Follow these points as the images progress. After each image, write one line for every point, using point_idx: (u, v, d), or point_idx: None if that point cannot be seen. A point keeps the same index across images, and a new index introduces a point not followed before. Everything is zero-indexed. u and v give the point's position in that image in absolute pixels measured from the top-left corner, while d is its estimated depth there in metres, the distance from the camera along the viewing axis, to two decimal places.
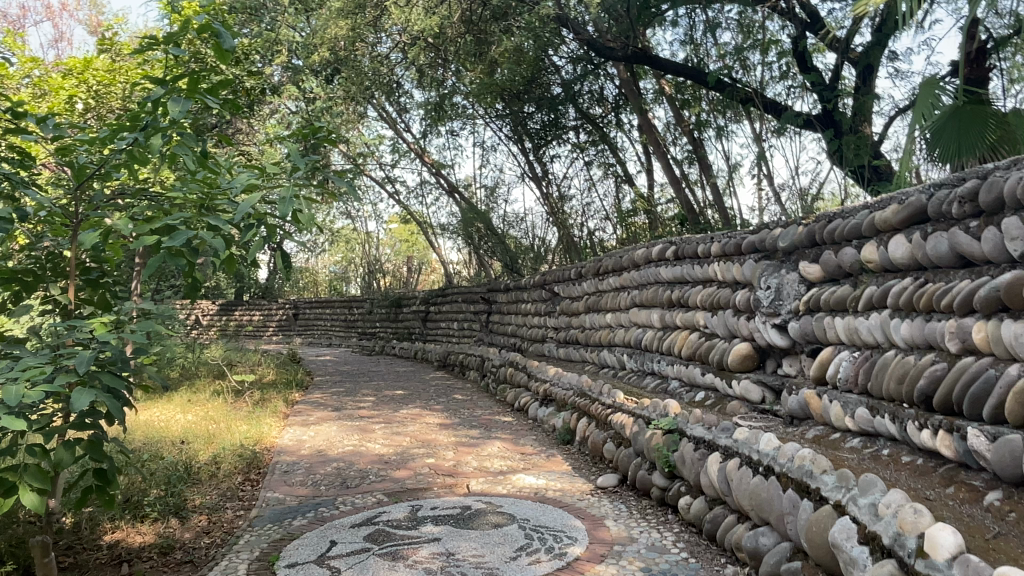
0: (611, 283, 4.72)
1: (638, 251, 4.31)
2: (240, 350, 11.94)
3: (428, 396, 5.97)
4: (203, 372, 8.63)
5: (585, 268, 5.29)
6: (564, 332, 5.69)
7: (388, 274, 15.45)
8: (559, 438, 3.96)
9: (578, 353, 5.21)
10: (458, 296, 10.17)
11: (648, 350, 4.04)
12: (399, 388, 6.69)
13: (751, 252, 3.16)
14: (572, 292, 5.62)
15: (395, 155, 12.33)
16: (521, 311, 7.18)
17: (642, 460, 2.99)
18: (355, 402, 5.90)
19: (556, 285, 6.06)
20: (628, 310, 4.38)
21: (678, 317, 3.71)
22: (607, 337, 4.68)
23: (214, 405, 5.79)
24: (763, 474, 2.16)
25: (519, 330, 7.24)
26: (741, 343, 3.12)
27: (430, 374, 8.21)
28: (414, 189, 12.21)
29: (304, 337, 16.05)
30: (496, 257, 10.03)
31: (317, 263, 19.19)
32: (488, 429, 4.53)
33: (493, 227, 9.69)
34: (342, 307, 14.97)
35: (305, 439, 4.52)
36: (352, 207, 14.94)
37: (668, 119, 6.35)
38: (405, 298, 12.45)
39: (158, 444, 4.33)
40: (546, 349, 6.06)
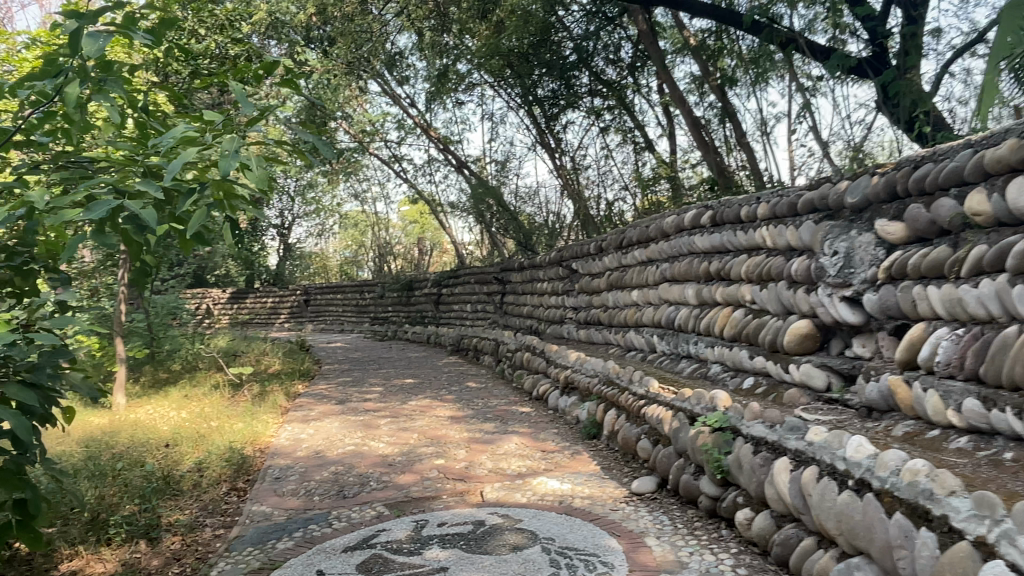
0: (637, 256, 4.22)
1: (667, 219, 3.81)
2: (248, 339, 11.57)
3: (439, 385, 5.53)
4: (208, 363, 8.28)
5: (606, 241, 4.80)
6: (585, 312, 5.22)
7: (399, 257, 15.01)
8: (584, 432, 3.50)
9: (601, 335, 4.74)
10: (470, 277, 9.72)
11: (683, 331, 3.55)
12: (409, 376, 6.26)
13: (809, 213, 2.67)
14: (592, 269, 5.13)
15: (401, 132, 11.84)
16: (538, 291, 6.71)
17: (686, 462, 2.52)
18: (361, 393, 5.48)
19: (574, 261, 5.58)
20: (658, 286, 3.89)
21: (717, 292, 3.23)
22: (633, 318, 4.19)
23: (210, 402, 5.40)
24: (854, 490, 1.70)
25: (536, 312, 6.78)
26: (799, 320, 2.64)
27: (443, 360, 7.78)
28: (422, 166, 11.74)
29: (316, 323, 15.69)
30: (509, 235, 9.53)
31: (328, 247, 18.80)
32: (504, 422, 4.08)
33: (505, 203, 9.20)
34: (353, 292, 14.59)
35: (303, 437, 4.10)
36: (360, 188, 14.50)
37: (693, 76, 5.80)
38: (416, 281, 12.01)
39: (141, 448, 3.93)
40: (565, 332, 5.59)
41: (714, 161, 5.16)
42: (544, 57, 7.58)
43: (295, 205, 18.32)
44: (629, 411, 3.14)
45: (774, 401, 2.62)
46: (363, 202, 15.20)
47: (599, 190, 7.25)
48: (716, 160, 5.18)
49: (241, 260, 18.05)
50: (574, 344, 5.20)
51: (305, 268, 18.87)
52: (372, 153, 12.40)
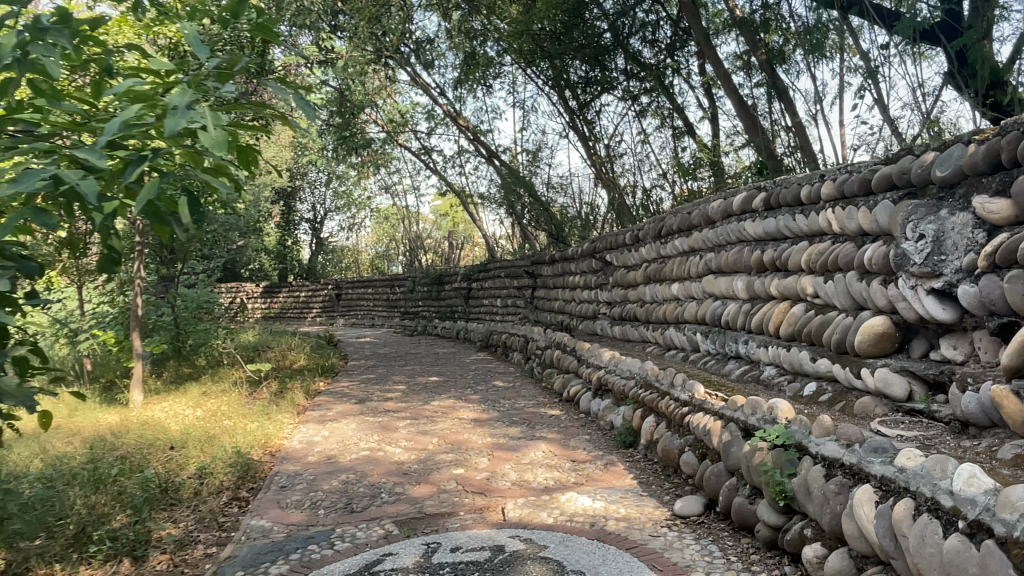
0: (678, 246, 3.85)
1: (713, 204, 3.44)
2: (276, 333, 11.44)
3: (464, 384, 5.23)
4: (234, 358, 8.12)
5: (643, 230, 4.44)
6: (619, 307, 4.86)
7: (430, 251, 14.78)
8: (619, 440, 3.16)
9: (637, 332, 4.38)
10: (501, 270, 9.40)
11: (730, 328, 3.18)
12: (434, 374, 5.97)
13: (885, 192, 2.28)
14: (628, 262, 4.77)
15: (431, 122, 11.59)
16: (570, 284, 6.37)
17: (740, 483, 2.17)
18: (383, 392, 5.20)
19: (609, 253, 5.21)
20: (701, 278, 3.52)
21: (772, 284, 2.85)
22: (674, 314, 3.82)
23: (228, 400, 5.18)
24: (967, 535, 1.33)
25: (567, 306, 6.44)
26: (874, 317, 2.26)
27: (471, 356, 7.49)
28: (452, 158, 11.46)
29: (347, 318, 15.55)
30: (541, 227, 9.19)
31: (360, 242, 18.70)
32: (532, 426, 3.75)
33: (536, 194, 8.86)
34: (383, 286, 14.40)
35: (317, 440, 3.82)
36: (391, 181, 14.31)
37: (740, 51, 5.38)
38: (446, 275, 11.76)
39: (146, 450, 3.71)
40: (599, 329, 5.23)
41: (763, 143, 4.75)
42: (578, 39, 7.22)
43: (327, 199, 18.23)
44: (671, 420, 2.79)
45: (844, 412, 2.25)
46: (393, 195, 15.01)
47: (634, 179, 6.85)
48: (764, 143, 4.76)
49: (274, 254, 18.03)
50: (608, 342, 4.84)
51: (337, 262, 18.78)
52: (402, 145, 12.16)
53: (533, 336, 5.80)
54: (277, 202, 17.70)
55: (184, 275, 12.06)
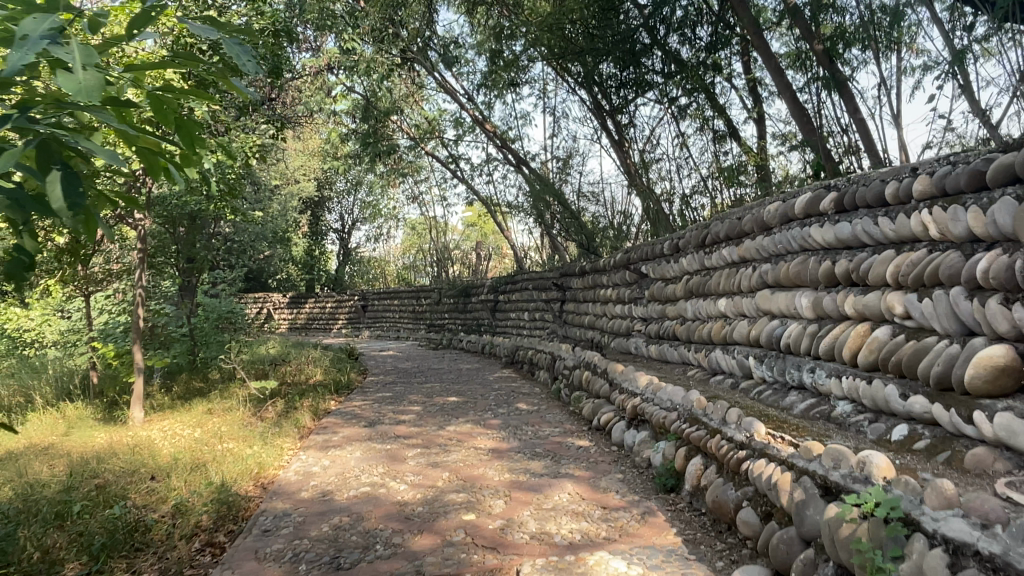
0: (725, 256, 3.38)
1: (770, 206, 2.96)
2: (297, 345, 11.12)
3: (484, 406, 4.79)
4: (250, 372, 7.79)
5: (684, 239, 3.96)
6: (656, 324, 4.38)
7: (458, 263, 14.41)
8: (657, 483, 2.68)
9: (678, 352, 3.90)
10: (528, 282, 8.97)
11: (791, 353, 2.70)
12: (454, 393, 5.55)
13: (1005, 187, 1.79)
14: (665, 274, 4.30)
15: (459, 130, 11.25)
16: (601, 298, 5.90)
17: (818, 556, 1.70)
18: (396, 414, 4.78)
19: (644, 264, 4.74)
20: (755, 292, 3.04)
21: (847, 302, 2.36)
22: (721, 334, 3.34)
23: (231, 420, 4.81)
24: None
25: (598, 322, 5.97)
26: (991, 345, 1.76)
27: (495, 374, 7.06)
28: (480, 166, 11.09)
29: (372, 330, 15.22)
30: (571, 237, 8.74)
31: (388, 252, 18.44)
32: (557, 460, 3.29)
33: (566, 202, 8.42)
34: (409, 297, 14.07)
35: (315, 470, 3.41)
36: (420, 191, 14.02)
37: (793, 42, 4.88)
38: (473, 287, 11.35)
39: (125, 478, 3.34)
40: (633, 348, 4.77)
41: (821, 142, 4.24)
42: (611, 37, 6.79)
43: (355, 208, 18.04)
44: (723, 465, 2.31)
45: (952, 467, 1.75)
46: (421, 205, 14.71)
47: (671, 187, 6.36)
48: (821, 143, 4.25)
49: (301, 263, 17.88)
50: (644, 362, 4.36)
51: (364, 272, 18.55)
52: (429, 153, 11.85)
53: (560, 355, 5.36)
54: (305, 212, 17.56)
55: (207, 285, 11.88)
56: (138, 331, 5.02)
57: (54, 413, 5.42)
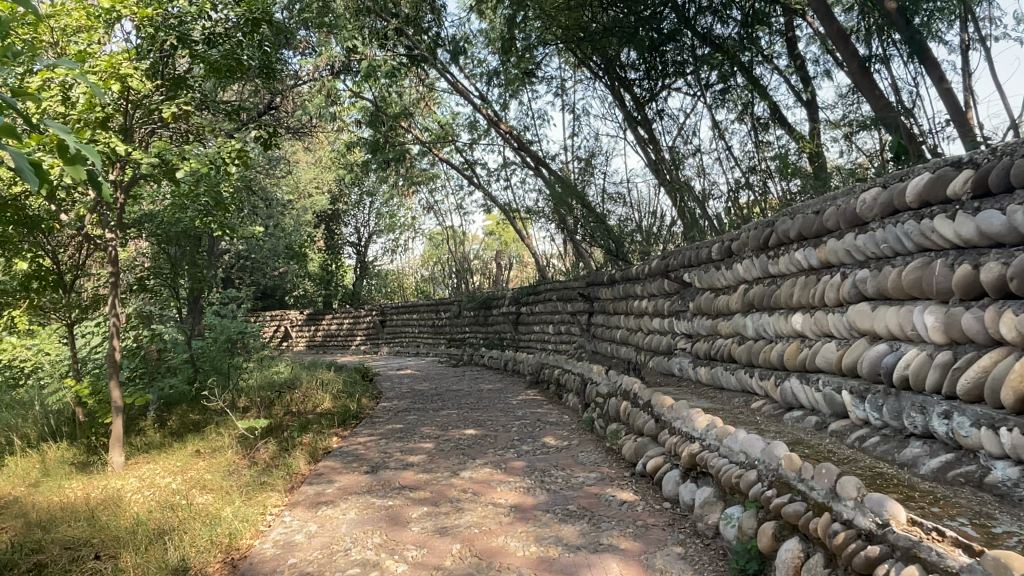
0: (799, 260, 2.71)
1: (866, 196, 2.29)
2: (311, 366, 10.53)
3: (506, 442, 4.13)
4: (255, 400, 7.20)
5: (739, 241, 3.30)
6: (705, 343, 3.71)
7: (478, 273, 13.77)
8: (733, 568, 2.00)
9: (736, 379, 3.23)
10: (553, 293, 8.31)
11: (910, 389, 2.02)
12: (472, 423, 4.90)
13: None
14: (715, 283, 3.64)
15: (473, 133, 10.65)
16: (634, 310, 5.23)
17: None
18: (404, 453, 4.13)
19: (686, 271, 4.08)
20: (847, 307, 2.36)
21: (1004, 322, 1.68)
22: (798, 359, 2.66)
23: (218, 466, 4.22)
24: None
25: (632, 337, 5.29)
26: None
27: (519, 396, 6.40)
28: (497, 171, 10.47)
29: (392, 346, 14.62)
30: (597, 243, 8.08)
31: (406, 265, 17.87)
32: (596, 523, 2.61)
33: (590, 205, 7.77)
34: (428, 311, 13.45)
35: (297, 540, 2.77)
36: (437, 200, 13.43)
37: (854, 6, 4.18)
38: (494, 299, 10.71)
39: (66, 556, 2.72)
40: (676, 370, 4.11)
41: (899, 121, 3.56)
42: (634, 21, 6.15)
43: (371, 220, 17.52)
44: (838, 559, 1.63)
45: None
46: (438, 215, 14.12)
47: (709, 184, 5.69)
48: (899, 120, 3.56)
49: (318, 279, 17.37)
50: (691, 390, 3.69)
51: (383, 286, 18.02)
52: (443, 160, 11.26)
53: (588, 378, 4.72)
54: (320, 226, 17.08)
55: (217, 305, 11.40)
56: (115, 364, 4.45)
57: (30, 456, 4.86)
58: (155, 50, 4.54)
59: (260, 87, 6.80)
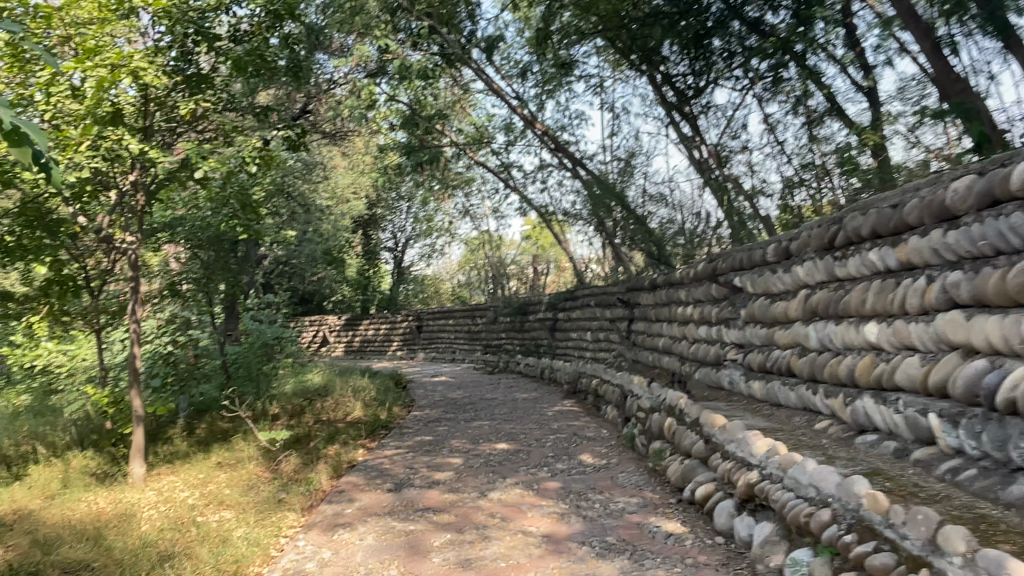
0: (873, 262, 2.39)
1: (955, 185, 1.96)
2: (345, 373, 10.40)
3: (540, 459, 3.85)
4: (286, 408, 7.05)
5: (802, 242, 2.99)
6: (761, 355, 3.39)
7: (514, 279, 13.51)
8: None
9: (800, 396, 2.91)
10: (591, 298, 8.01)
11: (1016, 414, 1.67)
12: (505, 437, 4.62)
13: None
14: (771, 288, 3.31)
15: (509, 135, 10.42)
16: (678, 317, 4.91)
17: None
18: (431, 469, 3.88)
19: (738, 275, 3.76)
20: (934, 315, 2.03)
21: None
22: (872, 375, 2.33)
23: (239, 480, 4.03)
24: None
25: (675, 346, 4.97)
26: None
27: (556, 407, 6.10)
28: (533, 173, 10.22)
29: (427, 352, 14.45)
30: (637, 247, 7.76)
31: (443, 270, 17.73)
32: (639, 558, 2.31)
33: (630, 207, 7.46)
34: (464, 317, 13.23)
35: (308, 570, 2.53)
36: (473, 204, 13.23)
37: None
38: (531, 304, 10.44)
39: None
40: (727, 382, 3.78)
41: (981, 108, 3.18)
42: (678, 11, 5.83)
43: (408, 225, 17.42)
44: None
45: None
46: (474, 219, 13.92)
47: (759, 183, 5.33)
48: (982, 106, 3.18)
49: (355, 284, 17.35)
50: (744, 406, 3.37)
51: (419, 292, 17.89)
52: (478, 163, 11.04)
53: (629, 389, 4.42)
54: (357, 231, 17.04)
55: (253, 310, 11.38)
56: (135, 371, 4.31)
57: (54, 466, 4.76)
58: (177, 47, 4.40)
59: (290, 89, 6.66)
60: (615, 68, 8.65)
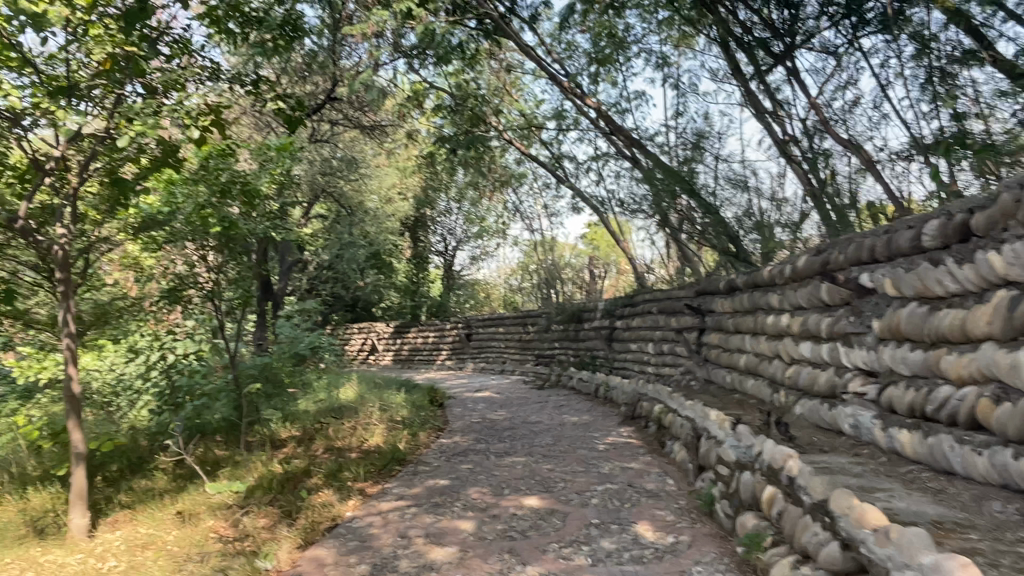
0: None
1: None
2: (381, 386, 9.51)
3: (577, 529, 2.76)
4: (300, 431, 6.18)
5: (1002, 209, 1.83)
6: (913, 389, 2.23)
7: (570, 283, 12.39)
8: None
9: (1005, 468, 1.76)
10: (654, 304, 6.90)
11: None
12: (538, 484, 3.54)
13: None
14: (930, 288, 2.15)
15: (559, 122, 9.38)
16: (766, 330, 3.79)
17: None
18: (430, 537, 2.86)
19: (865, 271, 2.59)
20: None
21: None
22: None
23: (184, 544, 3.09)
24: None
25: (762, 367, 3.84)
26: None
27: (610, 437, 5.00)
28: (586, 163, 9.14)
29: (477, 362, 13.45)
30: (709, 244, 6.61)
31: (494, 275, 16.75)
32: None
33: (700, 197, 6.33)
34: (515, 324, 12.20)
35: None
36: (524, 202, 12.22)
37: None
38: (586, 311, 9.34)
39: None
40: (851, 426, 2.63)
41: None
42: None
43: (459, 227, 16.50)
44: None
45: None
46: (526, 219, 12.88)
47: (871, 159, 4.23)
48: None
49: (404, 290, 16.58)
50: (886, 469, 2.21)
51: (471, 298, 16.96)
52: (527, 155, 9.98)
53: (704, 427, 3.30)
54: (405, 234, 16.28)
55: (288, 317, 10.66)
56: (74, 399, 3.46)
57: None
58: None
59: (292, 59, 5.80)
60: (681, 40, 7.47)
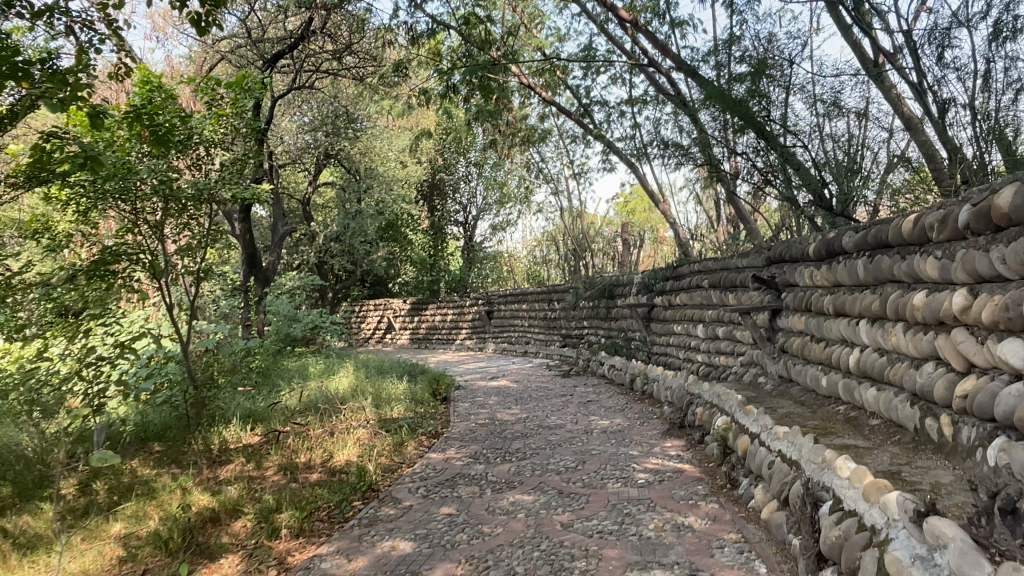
0: None
1: None
2: (382, 373, 8.27)
3: None
4: (256, 436, 4.94)
5: None
6: None
7: (601, 253, 10.94)
8: None
9: None
10: (706, 276, 5.49)
11: None
12: (545, 565, 2.21)
13: None
14: None
15: (585, 61, 7.93)
16: (909, 315, 2.39)
17: None
18: None
19: None
20: None
21: None
22: None
23: None
24: None
25: (900, 374, 2.45)
26: None
27: (652, 458, 3.65)
28: (615, 107, 7.68)
29: (498, 343, 12.14)
30: (775, 194, 5.13)
31: (519, 246, 15.33)
32: None
33: (769, 131, 4.83)
34: (540, 301, 10.84)
35: None
36: (548, 160, 10.78)
37: None
38: (620, 284, 7.94)
39: None
40: None
41: None
42: None
43: (479, 194, 15.15)
44: None
45: None
46: (550, 181, 11.44)
47: None
48: None
49: (421, 263, 15.32)
50: None
51: (494, 271, 15.59)
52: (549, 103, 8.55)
53: (826, 488, 1.97)
54: (420, 201, 14.98)
55: (282, 294, 9.46)
56: None
57: None
58: None
59: None
60: None
